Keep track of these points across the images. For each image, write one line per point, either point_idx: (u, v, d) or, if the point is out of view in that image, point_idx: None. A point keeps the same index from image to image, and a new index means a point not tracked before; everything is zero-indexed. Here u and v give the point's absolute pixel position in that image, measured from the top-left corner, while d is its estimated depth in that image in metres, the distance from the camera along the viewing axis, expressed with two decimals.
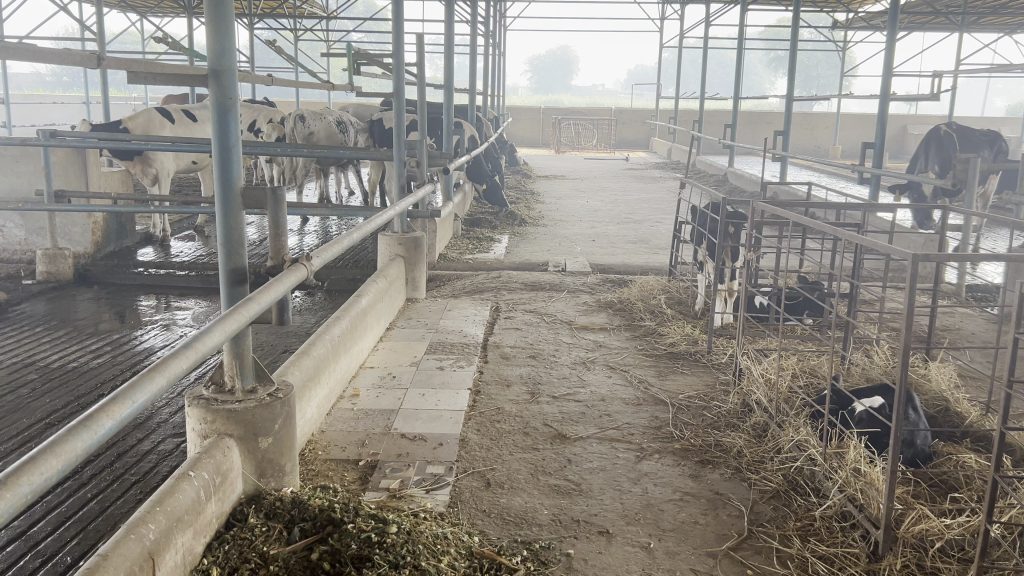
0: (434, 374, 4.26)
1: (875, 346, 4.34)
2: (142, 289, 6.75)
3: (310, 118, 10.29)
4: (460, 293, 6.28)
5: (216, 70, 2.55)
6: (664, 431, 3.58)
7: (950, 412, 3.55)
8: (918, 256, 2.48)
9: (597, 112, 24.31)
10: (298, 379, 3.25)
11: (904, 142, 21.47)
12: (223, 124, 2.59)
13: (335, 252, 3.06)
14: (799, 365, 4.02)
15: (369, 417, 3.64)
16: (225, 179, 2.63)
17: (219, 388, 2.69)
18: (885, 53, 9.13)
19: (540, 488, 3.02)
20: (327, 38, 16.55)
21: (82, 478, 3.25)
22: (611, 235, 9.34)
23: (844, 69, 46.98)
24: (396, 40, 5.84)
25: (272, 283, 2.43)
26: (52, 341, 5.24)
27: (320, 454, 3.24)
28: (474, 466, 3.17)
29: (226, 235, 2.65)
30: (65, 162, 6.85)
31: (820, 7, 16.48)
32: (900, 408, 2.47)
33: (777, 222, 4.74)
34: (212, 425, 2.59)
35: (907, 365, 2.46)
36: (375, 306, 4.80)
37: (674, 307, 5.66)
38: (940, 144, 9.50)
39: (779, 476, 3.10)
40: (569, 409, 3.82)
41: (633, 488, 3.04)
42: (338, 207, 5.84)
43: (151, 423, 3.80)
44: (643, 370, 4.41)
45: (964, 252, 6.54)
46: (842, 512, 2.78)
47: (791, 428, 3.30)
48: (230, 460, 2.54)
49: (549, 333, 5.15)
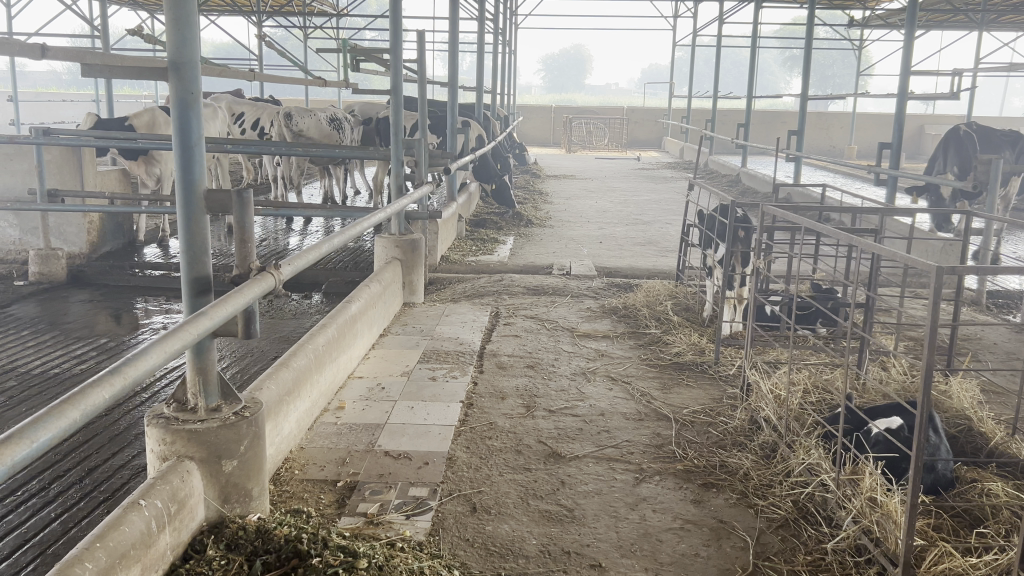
0: (425, 386, 4.06)
1: (893, 360, 4.11)
2: (137, 291, 6.57)
3: (304, 116, 10.10)
4: (460, 298, 6.07)
5: (176, 62, 2.35)
6: (666, 450, 3.36)
7: (973, 432, 3.31)
8: (942, 268, 2.25)
9: (609, 111, 24.01)
10: (273, 394, 3.05)
11: (921, 142, 21.11)
12: (184, 121, 2.39)
13: (310, 261, 2.85)
14: (810, 380, 3.78)
15: (352, 433, 3.44)
16: (186, 180, 2.43)
17: (181, 406, 2.49)
18: (904, 51, 8.82)
19: (530, 514, 2.80)
20: (336, 35, 16.33)
21: (48, 496, 3.06)
22: (618, 237, 9.12)
23: (860, 68, 46.56)
24: (394, 37, 5.61)
25: (234, 294, 2.22)
26: (39, 347, 5.04)
27: (296, 473, 3.04)
28: (460, 489, 2.96)
29: (188, 242, 2.46)
30: (60, 161, 6.64)
31: (836, 6, 16.13)
32: (922, 433, 2.24)
33: (789, 227, 4.49)
34: (172, 446, 2.39)
35: (931, 386, 2.22)
36: (366, 312, 4.59)
37: (680, 314, 5.44)
38: (960, 146, 9.19)
39: (787, 503, 2.87)
40: (566, 425, 3.60)
41: (630, 515, 2.81)
42: (332, 210, 5.63)
43: (128, 434, 3.60)
44: (645, 382, 4.18)
45: (984, 258, 6.26)
46: (857, 547, 2.55)
47: (802, 449, 3.07)
48: (190, 486, 2.35)
49: (550, 340, 4.94)
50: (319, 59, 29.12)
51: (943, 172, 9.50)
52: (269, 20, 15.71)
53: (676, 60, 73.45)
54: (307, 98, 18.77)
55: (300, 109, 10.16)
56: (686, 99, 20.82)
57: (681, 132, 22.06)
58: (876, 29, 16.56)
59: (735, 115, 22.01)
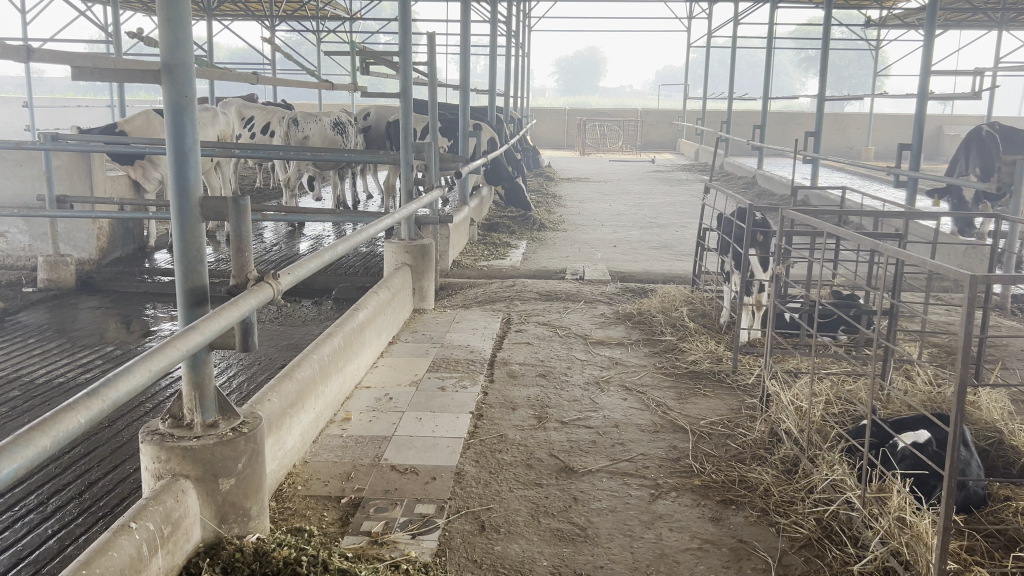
0: (434, 396, 3.95)
1: (916, 368, 3.95)
2: (145, 297, 6.49)
3: (310, 122, 10.13)
4: (472, 304, 5.96)
5: (169, 66, 2.27)
6: (683, 464, 3.23)
7: (1005, 445, 3.13)
8: (977, 277, 2.10)
9: (624, 113, 23.91)
10: (276, 407, 2.95)
11: (940, 143, 20.80)
12: (178, 124, 2.30)
13: (312, 269, 2.76)
14: (833, 391, 3.64)
15: (359, 446, 3.35)
16: (181, 186, 2.35)
17: (176, 423, 2.40)
18: (925, 50, 8.64)
19: (541, 534, 2.68)
20: (350, 39, 16.28)
21: (46, 511, 2.98)
22: (633, 241, 8.97)
23: (878, 68, 46.18)
24: (404, 37, 5.51)
25: (229, 304, 2.12)
26: (43, 355, 4.97)
27: (299, 489, 2.94)
28: (467, 506, 2.85)
29: (182, 251, 2.37)
30: (70, 167, 6.59)
31: (852, 5, 15.94)
32: (954, 453, 2.09)
33: (809, 230, 4.34)
34: (167, 464, 2.30)
35: (963, 403, 2.07)
36: (374, 319, 4.49)
37: (697, 319, 5.30)
38: (982, 146, 8.97)
39: (811, 522, 2.72)
40: (578, 437, 3.48)
41: (645, 534, 2.69)
42: (340, 215, 5.53)
43: (128, 446, 3.51)
44: (661, 392, 4.05)
45: (1009, 261, 6.06)
46: (885, 569, 2.40)
47: (825, 463, 2.92)
48: (184, 506, 2.26)
49: (562, 348, 4.82)
50: (335, 62, 29.54)
51: (965, 173, 9.27)
52: (282, 24, 15.68)
53: (691, 61, 73.21)
54: (320, 101, 18.73)
55: (306, 115, 10.17)
56: (700, 101, 20.58)
57: (696, 135, 21.87)
58: (893, 28, 16.36)
59: (750, 116, 21.82)
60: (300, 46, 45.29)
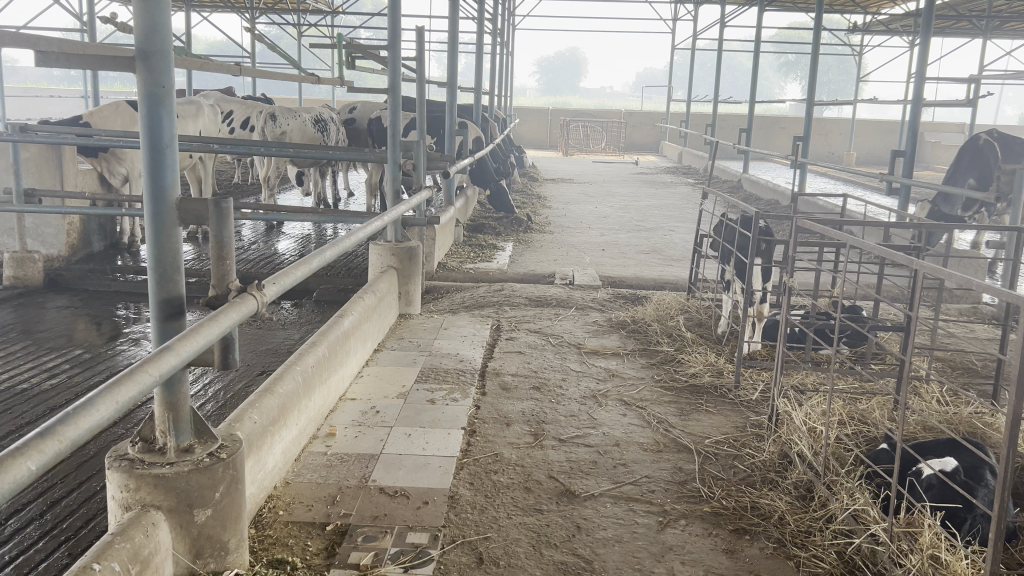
0: (424, 410, 3.73)
1: (928, 387, 3.80)
2: (116, 296, 6.19)
3: (288, 118, 10.00)
4: (459, 309, 5.75)
5: (145, 52, 2.04)
6: (691, 488, 3.04)
7: None
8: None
9: (607, 114, 23.80)
10: (257, 425, 2.72)
11: (921, 150, 20.92)
12: (154, 118, 2.08)
13: (299, 277, 2.53)
14: (845, 413, 3.46)
15: (343, 465, 3.12)
16: (156, 188, 2.13)
17: (148, 446, 2.19)
18: (921, 57, 8.52)
19: (544, 567, 2.49)
20: (331, 33, 15.88)
21: (3, 534, 2.72)
22: (622, 244, 8.80)
23: (859, 73, 46.68)
24: (394, 30, 5.24)
25: (209, 319, 1.90)
26: (6, 358, 4.68)
27: (281, 515, 2.71)
28: (464, 535, 2.65)
29: (156, 257, 2.16)
30: (38, 159, 6.24)
31: (838, 12, 15.89)
32: (1002, 499, 1.92)
33: (816, 240, 4.16)
34: (136, 494, 2.07)
35: (1015, 447, 1.90)
36: (359, 326, 4.26)
37: (694, 329, 5.13)
38: (978, 155, 8.92)
39: (832, 554, 2.55)
40: (578, 457, 3.29)
41: (656, 568, 2.50)
42: (324, 214, 5.27)
43: (95, 461, 3.25)
44: (663, 408, 3.85)
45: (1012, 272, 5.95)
46: None
47: (844, 492, 2.76)
48: (155, 541, 2.03)
49: (556, 358, 4.63)
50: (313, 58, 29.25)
51: (961, 184, 9.20)
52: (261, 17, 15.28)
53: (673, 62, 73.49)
54: (302, 96, 18.31)
55: (286, 109, 10.05)
56: (685, 104, 20.48)
57: (681, 137, 21.82)
58: (879, 33, 16.33)
59: (735, 120, 21.79)
60: (280, 41, 44.88)
